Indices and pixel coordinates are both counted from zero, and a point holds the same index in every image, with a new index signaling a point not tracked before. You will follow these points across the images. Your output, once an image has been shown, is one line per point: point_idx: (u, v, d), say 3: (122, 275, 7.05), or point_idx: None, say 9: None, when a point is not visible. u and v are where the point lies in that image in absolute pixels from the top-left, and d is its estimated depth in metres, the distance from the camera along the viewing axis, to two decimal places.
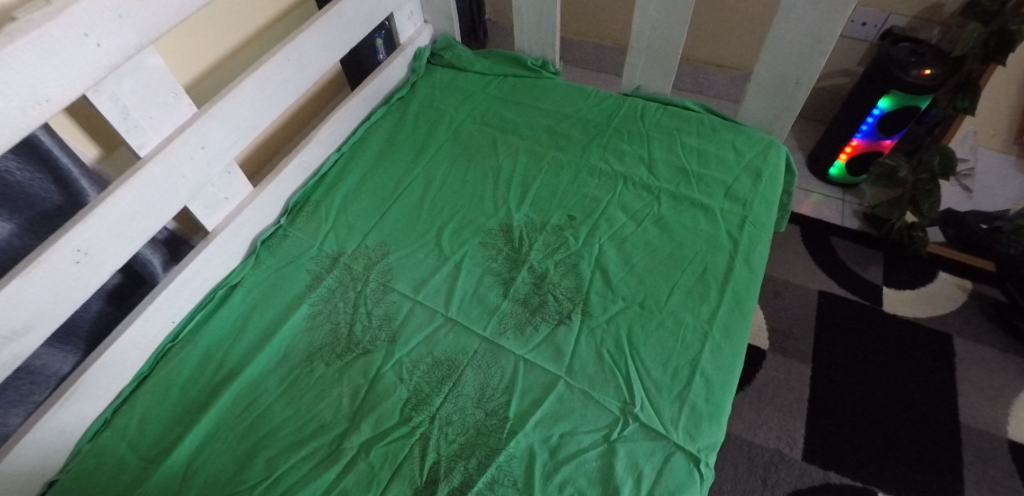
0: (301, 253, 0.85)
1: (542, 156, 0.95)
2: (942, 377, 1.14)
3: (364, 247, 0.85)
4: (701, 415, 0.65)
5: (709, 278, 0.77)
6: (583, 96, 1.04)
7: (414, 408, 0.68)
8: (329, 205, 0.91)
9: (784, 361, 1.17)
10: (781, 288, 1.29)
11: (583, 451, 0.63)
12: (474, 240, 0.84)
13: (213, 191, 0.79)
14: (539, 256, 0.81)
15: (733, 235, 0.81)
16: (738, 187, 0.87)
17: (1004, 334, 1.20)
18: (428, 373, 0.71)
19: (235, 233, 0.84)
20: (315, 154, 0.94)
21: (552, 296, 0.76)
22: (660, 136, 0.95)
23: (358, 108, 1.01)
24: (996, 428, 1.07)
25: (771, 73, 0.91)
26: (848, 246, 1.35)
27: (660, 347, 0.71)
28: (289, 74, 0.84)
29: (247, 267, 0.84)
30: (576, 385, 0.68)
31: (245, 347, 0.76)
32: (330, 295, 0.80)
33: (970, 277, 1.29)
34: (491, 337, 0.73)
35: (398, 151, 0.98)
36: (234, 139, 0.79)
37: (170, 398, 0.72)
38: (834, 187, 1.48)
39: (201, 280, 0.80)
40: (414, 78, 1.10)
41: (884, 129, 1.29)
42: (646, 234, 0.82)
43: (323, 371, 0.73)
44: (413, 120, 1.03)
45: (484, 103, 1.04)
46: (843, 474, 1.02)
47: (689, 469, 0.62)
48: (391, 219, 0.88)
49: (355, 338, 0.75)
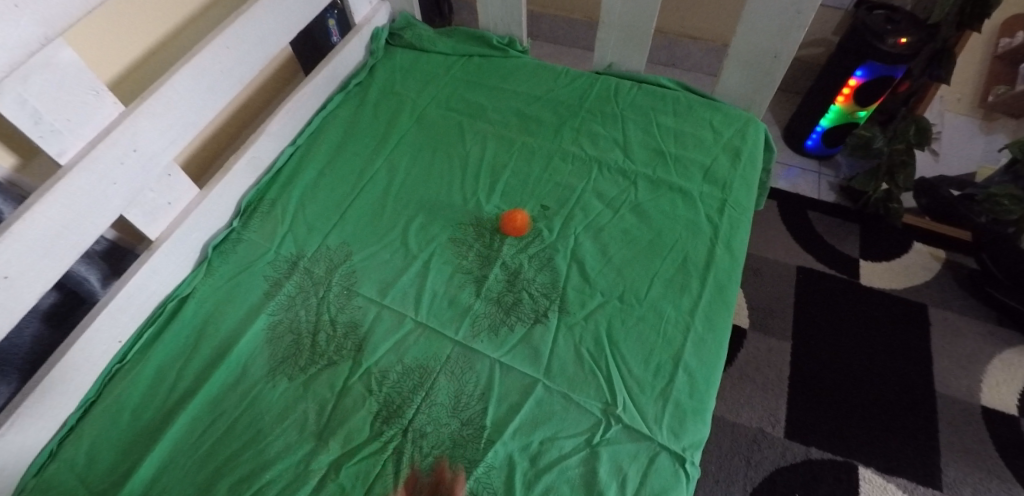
0: (257, 258, 0.79)
1: (511, 142, 0.89)
2: (916, 346, 1.15)
3: (324, 249, 0.79)
4: (685, 413, 0.63)
5: (689, 267, 0.74)
6: (552, 75, 0.98)
7: (386, 421, 0.64)
8: (285, 203, 0.85)
9: (765, 338, 1.17)
10: (759, 265, 1.28)
11: (565, 457, 0.61)
12: (444, 236, 0.79)
13: (152, 196, 0.73)
14: (512, 250, 0.77)
15: (712, 219, 0.78)
16: (717, 168, 0.84)
17: (977, 302, 1.21)
18: (398, 383, 0.67)
19: (181, 241, 0.77)
20: (267, 149, 0.88)
21: (527, 294, 0.72)
22: (635, 117, 0.91)
23: (311, 97, 0.93)
24: (969, 395, 1.09)
25: (749, 47, 0.87)
26: (825, 220, 1.34)
27: (641, 343, 0.68)
28: (228, 63, 0.77)
29: (198, 276, 0.78)
30: (555, 388, 0.65)
31: (201, 363, 0.71)
32: (290, 303, 0.75)
33: (943, 246, 1.29)
34: (464, 340, 0.69)
35: (358, 142, 0.91)
36: (171, 137, 0.72)
37: (120, 425, 0.66)
38: (810, 160, 1.47)
39: (148, 294, 0.74)
40: (373, 61, 1.02)
41: (859, 100, 1.27)
42: (624, 222, 0.79)
43: (286, 385, 0.68)
44: (372, 107, 0.96)
45: (448, 87, 0.98)
46: (824, 449, 1.03)
47: (674, 470, 0.59)
48: (353, 216, 0.83)
49: (319, 348, 0.70)
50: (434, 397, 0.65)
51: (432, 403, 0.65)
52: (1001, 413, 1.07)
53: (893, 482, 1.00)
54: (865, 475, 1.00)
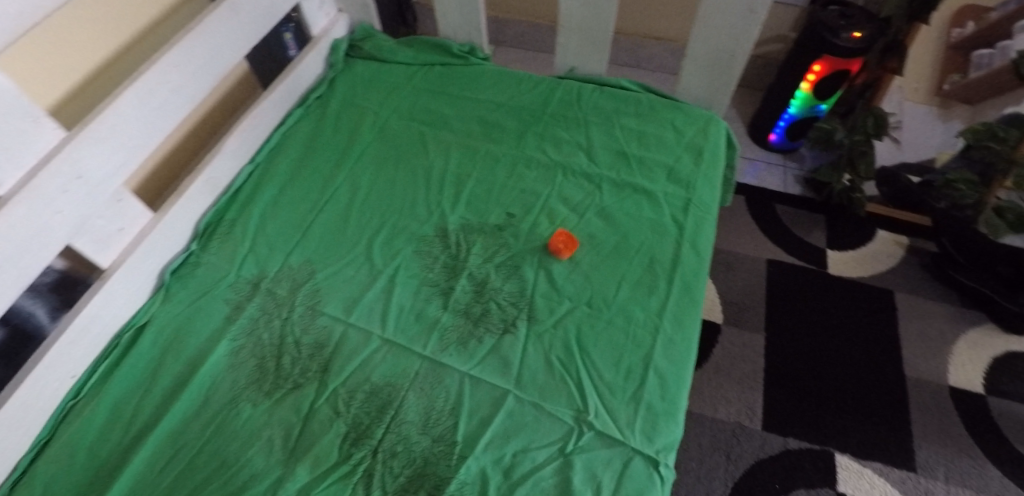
0: (217, 281, 0.77)
1: (475, 150, 0.89)
2: (885, 332, 1.17)
3: (287, 269, 0.78)
4: (657, 415, 0.63)
5: (656, 268, 0.74)
6: (514, 81, 0.98)
7: (355, 442, 0.63)
8: (245, 223, 0.82)
9: (739, 332, 1.18)
10: (730, 259, 1.29)
11: (538, 469, 0.60)
12: (409, 249, 0.78)
13: (102, 223, 0.70)
14: (478, 260, 0.76)
15: (677, 219, 0.79)
16: (680, 167, 0.84)
17: (941, 285, 1.24)
18: (366, 403, 0.66)
19: (136, 268, 0.75)
20: (224, 168, 0.85)
21: (495, 303, 0.72)
22: (597, 120, 0.91)
23: (269, 113, 0.91)
24: (937, 377, 1.12)
25: (706, 46, 0.88)
26: (792, 212, 1.37)
27: (611, 347, 0.67)
28: (178, 81, 0.75)
29: (156, 303, 0.76)
30: (526, 398, 0.64)
31: (160, 394, 0.68)
32: (253, 326, 0.73)
33: (906, 233, 1.32)
34: (433, 355, 0.68)
35: (319, 157, 0.90)
36: (120, 161, 0.70)
37: (76, 465, 0.64)
38: (775, 153, 1.49)
39: (102, 325, 0.72)
40: (333, 73, 1.00)
41: (818, 93, 1.30)
42: (590, 226, 0.78)
43: (251, 412, 0.66)
44: (333, 121, 0.94)
45: (410, 97, 0.97)
46: (801, 439, 1.04)
47: (648, 473, 0.59)
48: (316, 233, 0.81)
49: (284, 371, 0.69)
50: (404, 415, 0.64)
51: (401, 422, 0.64)
52: (969, 392, 1.09)
53: (869, 466, 1.01)
54: (841, 462, 1.02)
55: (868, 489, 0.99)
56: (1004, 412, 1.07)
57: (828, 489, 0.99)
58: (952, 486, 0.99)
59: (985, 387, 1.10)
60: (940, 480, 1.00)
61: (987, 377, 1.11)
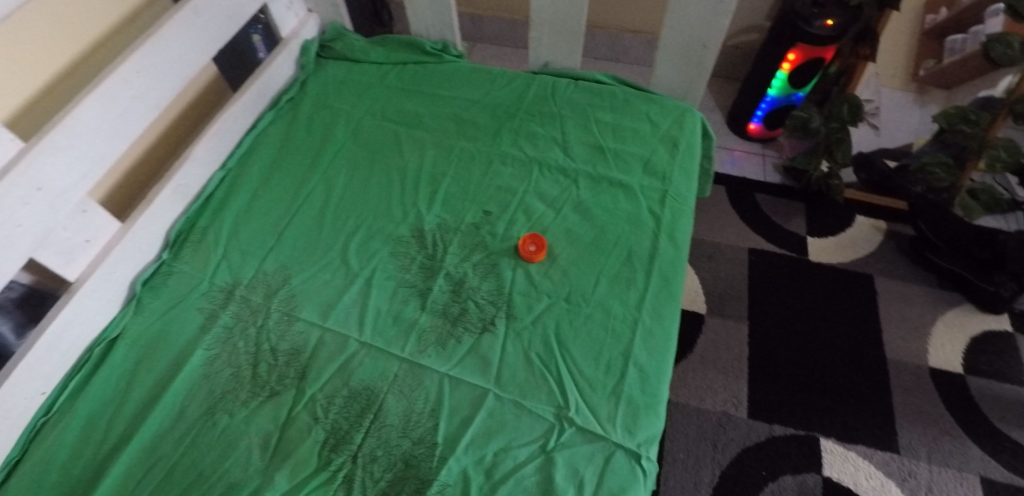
0: (190, 290, 0.76)
1: (450, 148, 0.88)
2: (866, 316, 1.18)
3: (261, 275, 0.76)
4: (638, 408, 0.63)
5: (634, 261, 0.74)
6: (489, 78, 0.97)
7: (334, 448, 0.62)
8: (217, 230, 0.81)
9: (722, 322, 1.18)
10: (712, 250, 1.30)
11: (520, 467, 0.59)
12: (385, 250, 0.77)
13: (66, 235, 0.68)
14: (455, 260, 0.75)
15: (654, 211, 0.78)
16: (656, 159, 0.84)
17: (919, 268, 1.26)
18: (345, 408, 0.65)
19: (105, 280, 0.73)
20: (194, 175, 0.84)
21: (473, 302, 0.71)
22: (572, 114, 0.91)
23: (239, 117, 0.90)
24: (917, 358, 1.13)
25: (679, 37, 0.88)
26: (772, 201, 1.38)
27: (591, 342, 0.67)
28: (141, 87, 0.73)
29: (127, 315, 0.74)
30: (506, 397, 0.64)
31: (134, 408, 0.67)
32: (228, 335, 0.71)
33: (884, 218, 1.34)
34: (411, 357, 0.67)
35: (292, 160, 0.88)
36: (83, 171, 0.68)
37: (48, 483, 0.62)
38: (754, 143, 1.50)
39: (72, 339, 0.70)
40: (304, 75, 0.99)
41: (794, 81, 1.30)
42: (567, 221, 0.78)
43: (227, 422, 0.65)
44: (306, 124, 0.93)
45: (383, 97, 0.95)
46: (786, 425, 1.05)
47: (631, 467, 0.59)
48: (290, 238, 0.79)
49: (260, 379, 0.68)
50: (384, 419, 0.63)
51: (381, 427, 0.63)
52: (948, 373, 1.11)
53: (853, 449, 1.02)
54: (826, 446, 1.03)
55: (853, 472, 1.00)
56: (983, 390, 1.09)
57: (814, 473, 1.00)
58: (934, 466, 1.01)
59: (964, 367, 1.12)
60: (922, 460, 1.01)
61: (966, 357, 1.13)
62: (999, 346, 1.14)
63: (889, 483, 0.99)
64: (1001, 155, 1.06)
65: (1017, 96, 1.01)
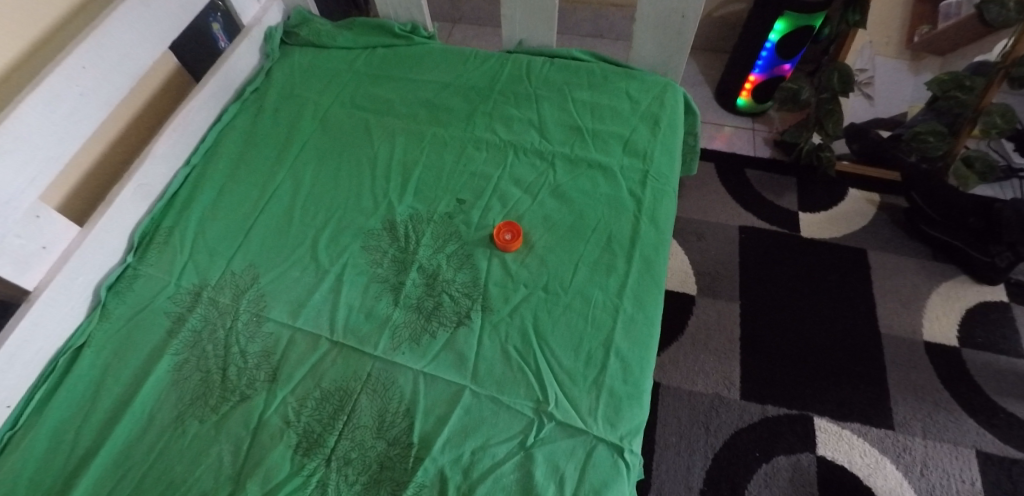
0: (156, 294, 0.72)
1: (422, 134, 0.85)
2: (860, 292, 1.16)
3: (228, 275, 0.73)
4: (620, 400, 0.60)
5: (615, 246, 0.71)
6: (460, 59, 0.93)
7: (308, 452, 0.60)
8: (182, 230, 0.77)
9: (714, 302, 1.16)
10: (702, 229, 1.27)
11: (498, 465, 0.57)
12: (355, 244, 0.74)
13: (18, 243, 0.64)
14: (428, 251, 0.72)
15: (635, 193, 0.75)
16: (637, 138, 0.81)
17: (913, 240, 1.23)
18: (317, 410, 0.62)
19: (65, 286, 0.69)
20: (156, 173, 0.80)
21: (447, 295, 0.69)
22: (549, 94, 0.87)
23: (202, 110, 0.86)
24: (912, 332, 1.11)
25: (657, 10, 0.84)
26: (763, 177, 1.34)
27: (570, 332, 0.65)
28: (89, 83, 0.69)
29: (93, 322, 0.71)
30: (483, 393, 0.61)
31: (101, 418, 0.64)
32: (196, 339, 0.68)
33: (877, 190, 1.31)
34: (384, 355, 0.65)
35: (259, 154, 0.85)
36: (31, 174, 0.64)
37: None
38: (743, 117, 1.46)
39: (34, 350, 0.67)
40: (269, 63, 0.95)
41: (782, 53, 1.26)
42: (544, 207, 0.75)
43: (197, 429, 0.62)
44: (272, 115, 0.89)
45: (352, 84, 0.92)
46: (779, 406, 1.04)
47: (613, 461, 0.57)
48: (258, 235, 0.76)
49: (229, 383, 0.65)
50: (359, 421, 0.61)
51: (357, 429, 0.61)
52: (943, 346, 1.09)
53: (848, 428, 1.01)
54: (820, 425, 1.01)
55: (847, 451, 0.99)
56: (979, 362, 1.07)
57: (808, 453, 0.98)
58: (930, 441, 0.99)
59: (959, 339, 1.10)
60: (917, 436, 1.00)
61: (961, 329, 1.11)
62: (995, 317, 1.12)
63: (884, 460, 0.98)
64: (997, 121, 1.05)
65: (1011, 60, 0.98)
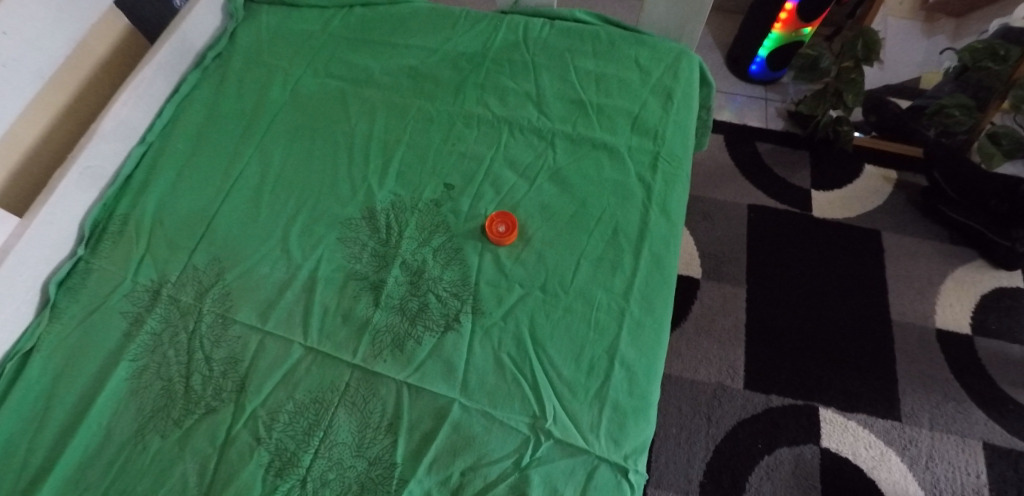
0: (110, 291, 0.65)
1: (405, 109, 0.76)
2: (872, 276, 1.11)
3: (190, 270, 0.65)
4: (625, 414, 0.55)
5: (621, 239, 0.64)
6: (448, 20, 0.83)
7: (280, 473, 0.54)
8: (138, 219, 0.69)
9: (719, 286, 1.10)
10: (708, 208, 1.19)
11: (491, 487, 0.52)
12: (331, 236, 0.67)
13: None
14: (412, 245, 0.65)
15: (644, 179, 0.68)
16: (647, 114, 0.72)
17: (930, 221, 1.16)
18: (291, 424, 0.56)
19: (7, 285, 0.61)
20: (106, 154, 0.71)
21: (434, 296, 0.62)
22: (548, 62, 0.78)
23: (155, 81, 0.76)
24: (924, 319, 1.06)
25: None
26: (774, 151, 1.26)
27: (570, 338, 0.58)
28: (11, 52, 0.59)
29: (42, 324, 0.63)
30: (474, 407, 0.55)
31: (52, 433, 0.57)
32: (156, 343, 0.62)
33: (894, 166, 1.23)
34: (364, 364, 0.58)
35: (222, 131, 0.76)
36: None
37: None
38: (755, 85, 1.36)
39: None
40: (232, 24, 0.84)
41: (804, 15, 1.15)
42: (543, 194, 0.67)
43: (159, 445, 0.56)
44: (236, 84, 0.79)
45: (327, 49, 0.81)
46: (784, 396, 0.99)
47: (616, 483, 0.52)
48: (222, 223, 0.68)
49: (193, 394, 0.58)
50: (337, 438, 0.55)
51: (335, 447, 0.55)
52: (955, 334, 1.05)
53: (854, 419, 0.97)
54: (825, 416, 0.97)
55: (851, 442, 0.95)
56: (991, 351, 1.03)
57: (812, 445, 0.95)
58: (937, 433, 0.96)
59: (971, 327, 1.05)
60: (924, 428, 0.96)
61: (974, 316, 1.06)
62: (1009, 303, 1.07)
63: (889, 452, 0.94)
64: None
65: None
